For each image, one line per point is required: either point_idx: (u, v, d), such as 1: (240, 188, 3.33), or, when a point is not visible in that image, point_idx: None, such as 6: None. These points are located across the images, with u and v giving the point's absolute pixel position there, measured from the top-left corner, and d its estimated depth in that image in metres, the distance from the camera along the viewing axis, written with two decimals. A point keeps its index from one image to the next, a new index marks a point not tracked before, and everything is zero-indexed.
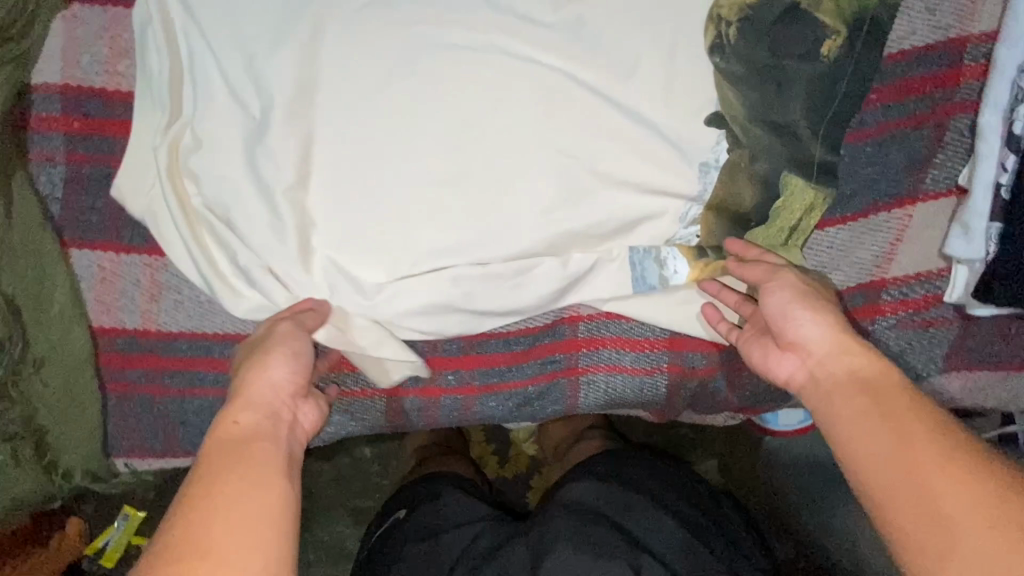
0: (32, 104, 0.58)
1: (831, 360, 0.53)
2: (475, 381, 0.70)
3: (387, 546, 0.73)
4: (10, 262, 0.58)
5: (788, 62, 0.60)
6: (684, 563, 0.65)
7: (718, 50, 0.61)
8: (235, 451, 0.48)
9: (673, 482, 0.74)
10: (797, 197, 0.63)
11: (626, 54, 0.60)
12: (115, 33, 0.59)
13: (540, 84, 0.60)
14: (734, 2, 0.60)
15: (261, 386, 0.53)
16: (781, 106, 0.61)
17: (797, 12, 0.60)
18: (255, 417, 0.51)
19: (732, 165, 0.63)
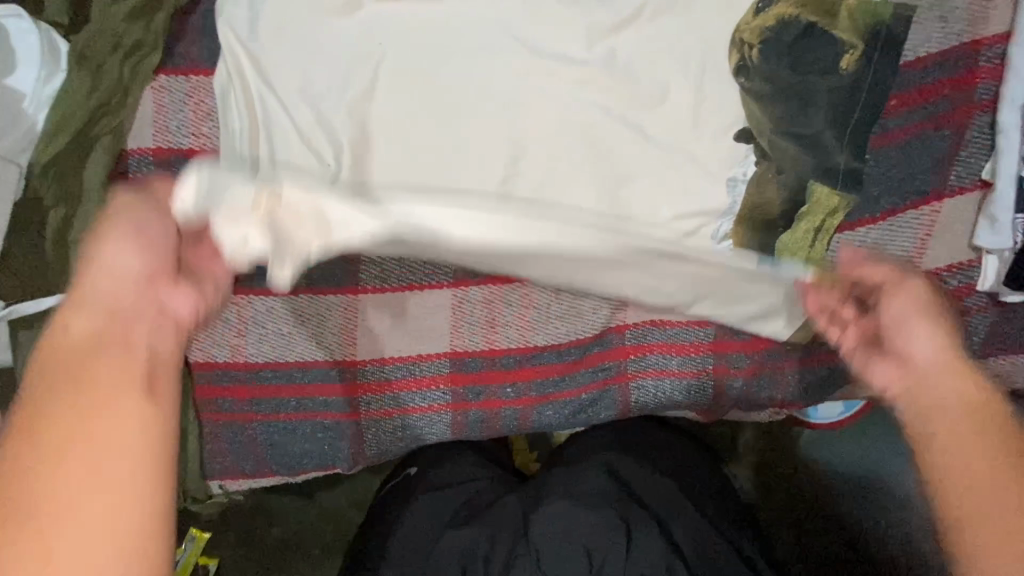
0: (128, 166, 0.64)
1: (941, 375, 0.46)
2: (532, 392, 0.75)
3: (400, 495, 0.85)
4: None
5: (810, 78, 0.64)
6: (670, 514, 0.77)
7: (743, 71, 0.65)
8: (72, 374, 0.37)
9: (667, 451, 0.85)
10: (820, 197, 0.66)
11: (659, 82, 0.66)
12: (197, 99, 0.66)
13: (577, 114, 0.67)
14: (755, 25, 0.65)
15: (102, 276, 0.42)
16: (806, 118, 0.65)
17: (815, 30, 0.64)
18: (97, 319, 0.40)
19: (763, 177, 0.66)
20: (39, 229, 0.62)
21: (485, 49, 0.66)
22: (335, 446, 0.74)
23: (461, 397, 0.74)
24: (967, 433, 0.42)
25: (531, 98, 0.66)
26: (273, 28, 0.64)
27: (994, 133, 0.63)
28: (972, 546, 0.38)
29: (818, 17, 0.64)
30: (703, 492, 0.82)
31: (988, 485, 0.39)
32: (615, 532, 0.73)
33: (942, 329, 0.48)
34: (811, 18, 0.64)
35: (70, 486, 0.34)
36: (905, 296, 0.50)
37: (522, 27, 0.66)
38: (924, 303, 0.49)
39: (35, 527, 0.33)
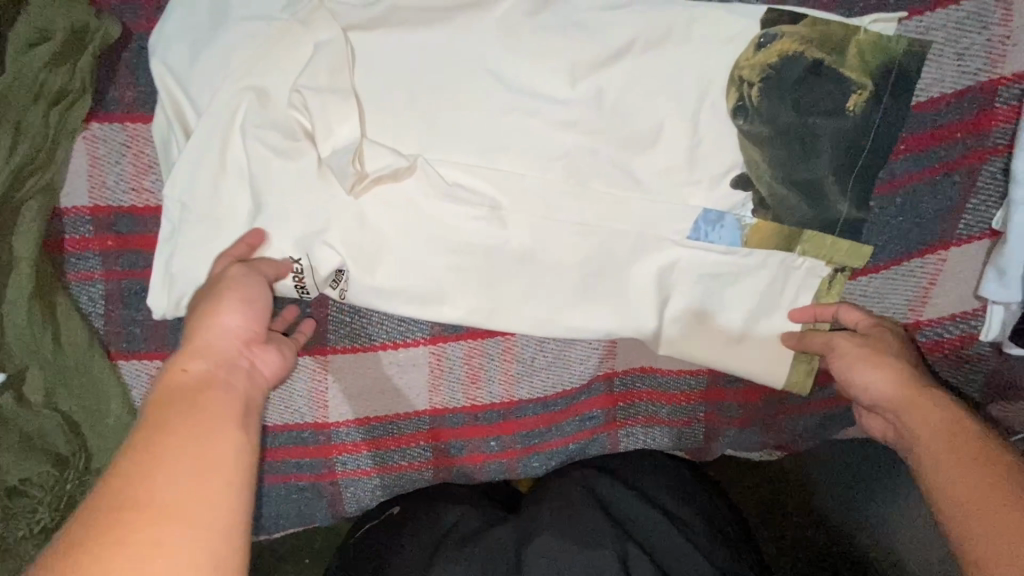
0: (63, 228, 0.59)
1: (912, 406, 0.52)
2: (517, 445, 0.72)
3: (375, 532, 0.71)
4: (65, 381, 0.60)
5: (813, 120, 0.59)
6: (675, 562, 0.64)
7: (741, 111, 0.60)
8: (190, 404, 0.42)
9: (663, 471, 0.74)
10: (820, 237, 0.61)
11: (649, 122, 0.60)
12: (136, 149, 0.59)
13: (559, 158, 0.61)
14: (757, 62, 0.59)
15: (210, 334, 0.48)
16: (808, 164, 0.60)
17: (821, 68, 0.59)
18: (208, 364, 0.46)
19: (759, 230, 0.61)
20: None
21: (458, 88, 0.59)
22: (312, 506, 0.71)
23: (442, 453, 0.71)
24: (947, 446, 0.48)
25: (508, 143, 0.60)
26: (214, 67, 0.57)
27: (1007, 180, 0.59)
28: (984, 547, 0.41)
29: (826, 54, 0.58)
30: (712, 529, 0.69)
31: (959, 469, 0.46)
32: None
33: (887, 365, 0.55)
34: (818, 54, 0.58)
35: (188, 497, 0.37)
36: (866, 338, 0.58)
37: (499, 63, 0.59)
38: (868, 345, 0.57)
39: (146, 527, 0.36)
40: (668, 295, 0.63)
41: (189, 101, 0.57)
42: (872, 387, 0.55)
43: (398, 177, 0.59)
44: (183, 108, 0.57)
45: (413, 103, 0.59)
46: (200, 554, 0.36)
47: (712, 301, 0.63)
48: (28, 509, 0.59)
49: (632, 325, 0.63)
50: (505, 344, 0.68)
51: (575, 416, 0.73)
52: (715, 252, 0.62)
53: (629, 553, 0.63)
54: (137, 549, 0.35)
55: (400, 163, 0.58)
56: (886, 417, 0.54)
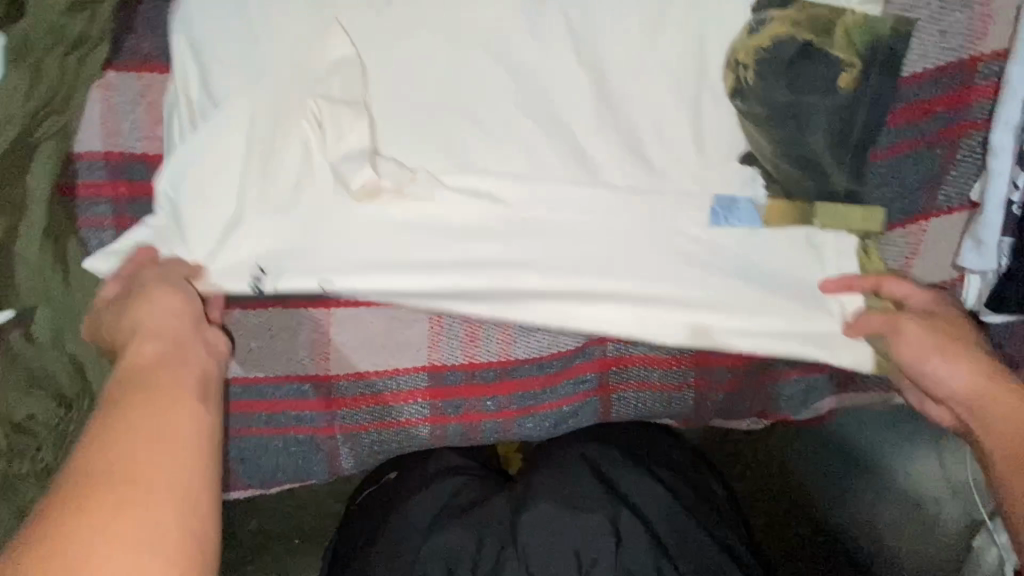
0: (77, 172, 0.60)
1: (989, 402, 0.54)
2: (513, 405, 0.74)
3: (380, 495, 0.74)
4: (72, 325, 0.61)
5: (807, 98, 0.63)
6: (665, 526, 0.68)
7: (740, 93, 0.63)
8: (145, 381, 0.45)
9: (653, 446, 0.76)
10: (833, 211, 0.64)
11: (646, 89, 0.63)
12: (151, 99, 0.61)
13: (562, 130, 0.63)
14: (751, 44, 0.63)
15: (158, 325, 0.51)
16: (801, 139, 0.64)
17: (812, 50, 0.62)
18: (161, 345, 0.49)
19: (773, 208, 0.64)
20: None
21: (463, 61, 0.62)
22: (310, 459, 0.72)
23: (440, 411, 0.73)
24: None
25: (511, 115, 0.62)
26: (233, 21, 0.59)
27: (985, 154, 0.61)
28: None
29: (815, 36, 0.62)
30: (697, 495, 0.73)
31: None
32: (604, 538, 0.64)
33: (962, 355, 0.57)
34: (808, 36, 0.62)
35: (154, 460, 0.40)
36: (931, 322, 0.59)
37: (507, 40, 0.62)
38: (935, 333, 0.58)
39: (125, 484, 0.38)
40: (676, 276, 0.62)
41: (205, 59, 0.59)
42: (945, 382, 0.57)
43: (401, 186, 0.61)
44: (200, 64, 0.59)
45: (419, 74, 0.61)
46: (167, 498, 0.39)
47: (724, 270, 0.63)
48: (32, 447, 0.60)
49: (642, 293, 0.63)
50: (498, 326, 0.70)
51: (570, 378, 0.74)
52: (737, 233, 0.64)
53: (621, 515, 0.66)
54: (117, 501, 0.37)
55: (402, 170, 0.60)
56: (958, 409, 0.56)
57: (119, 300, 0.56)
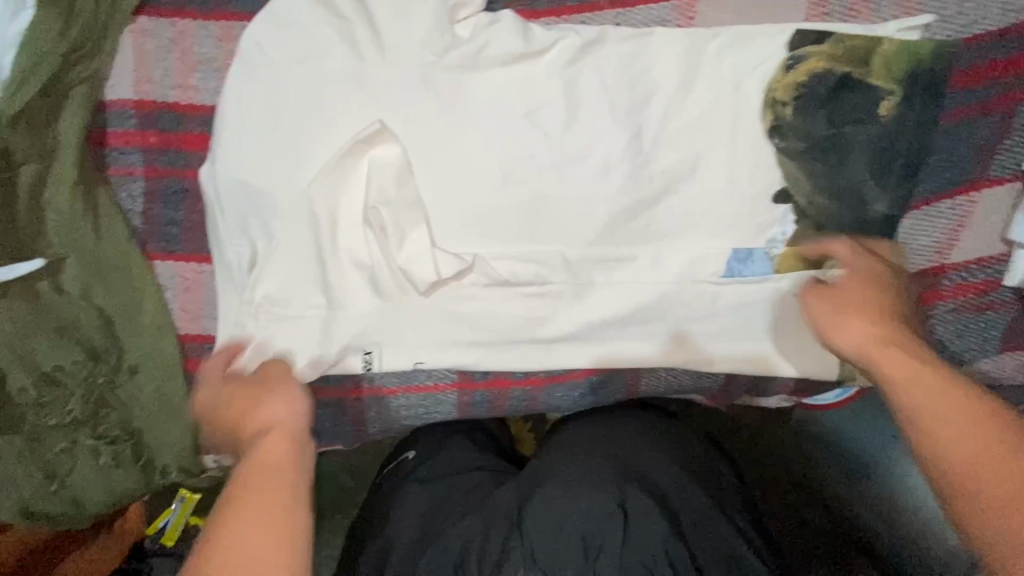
0: (108, 120, 0.59)
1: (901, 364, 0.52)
2: (541, 373, 0.71)
3: (393, 484, 0.73)
4: (101, 277, 0.60)
5: (847, 128, 0.61)
6: (687, 516, 0.61)
7: (776, 131, 0.62)
8: (260, 497, 0.46)
9: (670, 435, 0.72)
10: (847, 252, 0.65)
11: (695, 48, 0.60)
12: (183, 47, 0.58)
13: (608, 96, 0.61)
14: (788, 83, 0.60)
15: (274, 427, 0.52)
16: (845, 172, 0.63)
17: (850, 81, 0.60)
18: (285, 449, 0.50)
19: (788, 257, 0.65)
20: (9, 188, 0.56)
21: (512, 24, 0.59)
22: (335, 424, 0.71)
23: (468, 376, 0.71)
24: (940, 409, 0.47)
25: (553, 74, 0.60)
26: None
27: None
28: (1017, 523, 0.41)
29: (853, 68, 0.60)
30: (715, 487, 0.67)
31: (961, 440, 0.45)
32: (613, 520, 0.57)
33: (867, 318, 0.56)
34: (845, 69, 0.60)
35: None
36: (834, 291, 0.59)
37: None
38: (836, 298, 0.58)
39: None
40: (701, 249, 0.66)
41: (233, 93, 0.58)
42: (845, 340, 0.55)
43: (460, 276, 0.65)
44: (227, 90, 0.58)
45: (465, 32, 0.59)
46: None
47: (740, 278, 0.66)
48: (60, 398, 0.60)
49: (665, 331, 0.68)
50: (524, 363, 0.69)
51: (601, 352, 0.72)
52: (750, 285, 0.66)
53: (629, 495, 0.60)
54: None
55: (462, 264, 0.63)
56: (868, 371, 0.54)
57: (234, 381, 0.59)
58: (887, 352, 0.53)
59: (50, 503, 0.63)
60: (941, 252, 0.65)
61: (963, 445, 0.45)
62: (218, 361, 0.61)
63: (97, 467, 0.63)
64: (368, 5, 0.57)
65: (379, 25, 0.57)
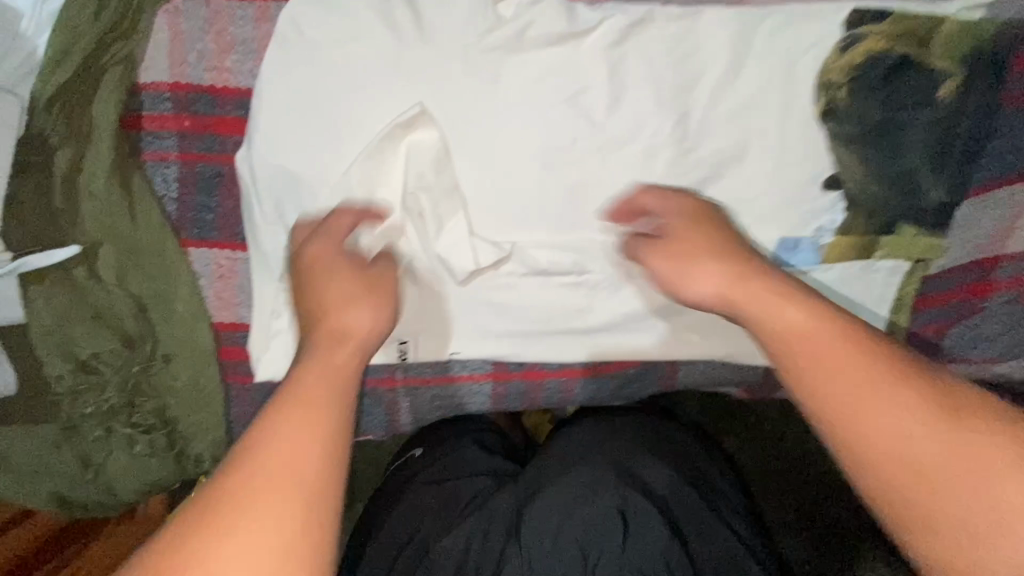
0: (141, 104, 0.58)
1: (823, 333, 0.40)
2: (577, 364, 0.70)
3: (394, 483, 0.69)
4: (136, 264, 0.59)
5: (904, 112, 0.59)
6: (688, 520, 0.60)
7: (831, 115, 0.59)
8: (325, 373, 0.41)
9: (670, 429, 0.68)
10: (895, 242, 0.63)
11: (748, 28, 0.57)
12: (218, 27, 0.56)
13: (654, 78, 0.58)
14: (844, 64, 0.58)
15: (351, 339, 0.45)
16: (901, 158, 0.60)
17: (909, 63, 0.58)
18: (366, 317, 0.47)
19: (836, 247, 0.63)
20: (44, 171, 0.55)
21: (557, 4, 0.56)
22: (367, 413, 0.71)
23: (503, 366, 0.70)
24: (850, 387, 0.38)
25: (597, 55, 0.58)
26: None
27: None
28: (958, 512, 0.35)
29: (912, 49, 0.57)
30: (715, 485, 0.64)
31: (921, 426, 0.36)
32: (611, 526, 0.56)
33: (710, 260, 0.48)
34: (904, 50, 0.57)
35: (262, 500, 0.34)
36: (667, 242, 0.52)
37: None
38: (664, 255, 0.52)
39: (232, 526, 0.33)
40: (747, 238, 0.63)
41: (269, 75, 0.56)
42: (699, 291, 0.48)
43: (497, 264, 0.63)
44: (263, 71, 0.56)
45: (508, 12, 0.56)
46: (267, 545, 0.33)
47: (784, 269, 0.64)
48: (95, 386, 0.60)
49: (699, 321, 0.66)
50: (560, 353, 0.68)
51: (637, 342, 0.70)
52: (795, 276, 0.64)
53: (625, 498, 0.58)
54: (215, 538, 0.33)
55: (500, 253, 0.62)
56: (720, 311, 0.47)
57: (345, 263, 0.51)
58: (749, 288, 0.45)
59: (84, 490, 0.63)
60: (993, 244, 0.62)
61: (904, 421, 0.37)
62: (342, 224, 0.55)
63: (131, 455, 0.63)
64: None
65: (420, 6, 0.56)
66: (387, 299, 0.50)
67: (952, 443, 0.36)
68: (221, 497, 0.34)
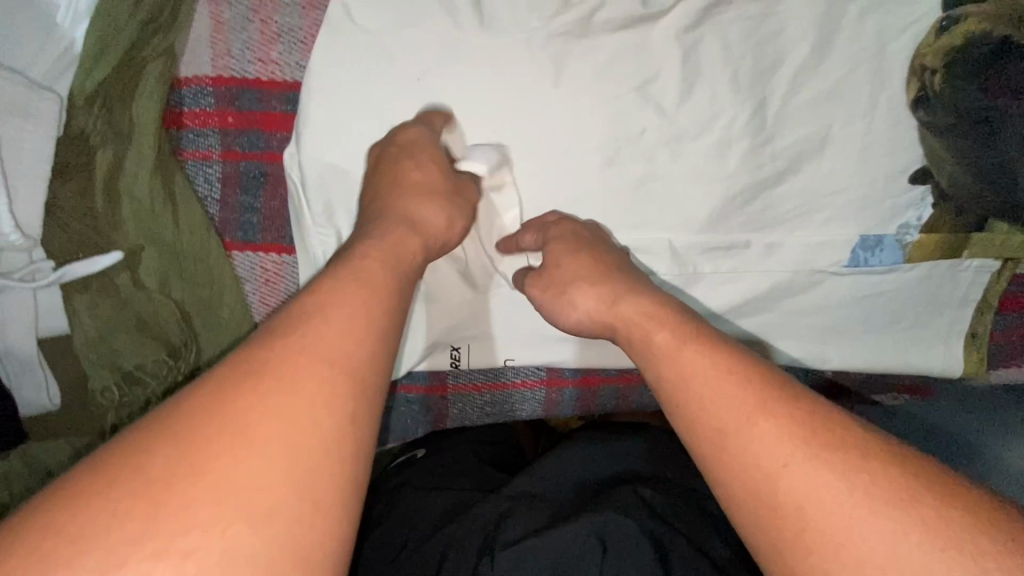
0: (182, 99, 0.54)
1: (677, 354, 0.38)
2: (634, 371, 0.66)
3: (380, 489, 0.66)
4: (182, 268, 0.56)
5: (1004, 102, 0.52)
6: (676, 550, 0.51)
7: (923, 102, 0.55)
8: (384, 263, 0.39)
9: (655, 460, 0.62)
10: (986, 240, 0.59)
11: (832, 10, 0.53)
12: (265, 16, 0.53)
13: (730, 65, 0.54)
14: (940, 47, 0.53)
15: (415, 227, 0.45)
16: (996, 154, 0.54)
17: (1012, 45, 0.51)
18: (436, 210, 0.48)
19: (921, 245, 0.59)
20: (86, 173, 0.52)
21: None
22: (417, 422, 0.67)
23: (557, 373, 0.66)
24: (729, 408, 0.34)
25: (665, 40, 0.53)
26: None
27: None
28: (872, 548, 0.28)
29: (1016, 30, 0.51)
30: (702, 516, 0.56)
31: (775, 439, 0.32)
32: (586, 556, 0.49)
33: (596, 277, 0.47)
34: (1007, 31, 0.51)
35: (302, 375, 0.30)
36: (546, 271, 0.50)
37: None
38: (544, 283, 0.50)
39: (263, 396, 0.29)
40: (821, 236, 0.59)
41: (319, 67, 0.52)
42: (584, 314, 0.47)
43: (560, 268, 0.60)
44: (312, 64, 0.52)
45: None
46: (298, 426, 0.29)
47: (861, 269, 0.60)
48: (138, 400, 0.55)
49: (765, 325, 0.62)
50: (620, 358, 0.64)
51: None
52: (875, 276, 0.61)
53: (607, 524, 0.51)
54: (246, 409, 0.28)
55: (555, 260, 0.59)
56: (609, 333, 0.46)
57: (439, 161, 0.50)
58: (620, 312, 0.44)
59: None
60: None
61: (785, 446, 0.31)
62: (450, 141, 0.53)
63: None
64: None
65: None
66: (466, 211, 0.50)
67: (860, 481, 0.30)
68: (274, 347, 0.31)
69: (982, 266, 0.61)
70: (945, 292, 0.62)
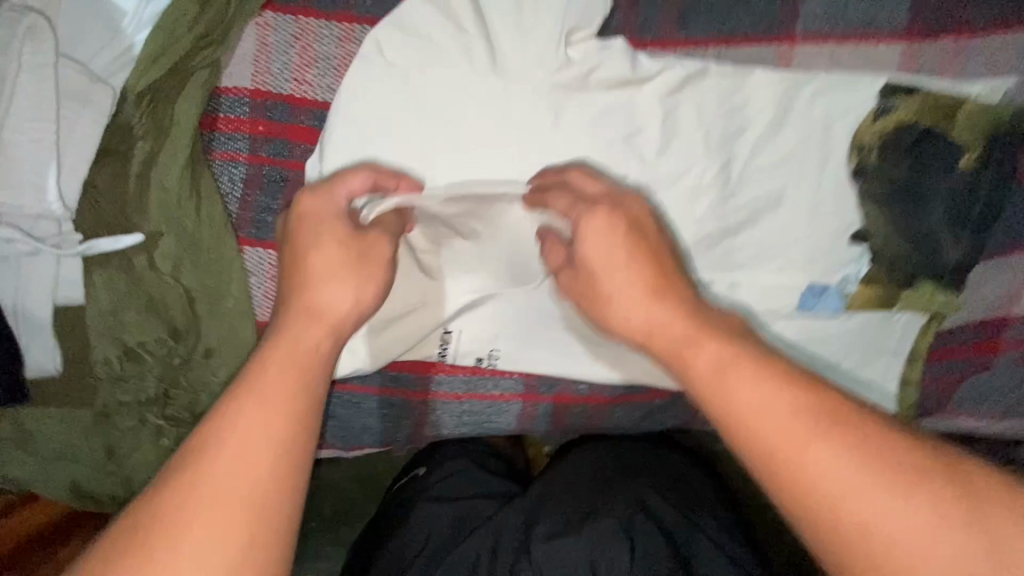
0: (219, 105, 0.60)
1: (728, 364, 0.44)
2: (607, 392, 0.71)
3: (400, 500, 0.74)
4: (195, 257, 0.59)
5: (929, 179, 0.64)
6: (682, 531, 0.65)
7: (861, 172, 0.64)
8: (288, 365, 0.44)
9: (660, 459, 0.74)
10: (915, 297, 0.68)
11: (791, 91, 0.62)
12: (303, 43, 0.60)
13: (703, 127, 0.63)
14: (875, 130, 0.63)
15: (319, 317, 0.47)
16: (926, 220, 0.65)
17: (933, 134, 0.63)
18: (338, 287, 0.48)
19: (859, 295, 0.68)
20: (123, 161, 0.57)
21: (618, 63, 0.60)
22: (397, 424, 0.71)
23: (533, 389, 0.71)
24: (773, 419, 0.41)
25: (651, 101, 0.62)
26: None
27: None
28: (899, 539, 0.38)
29: (937, 121, 0.63)
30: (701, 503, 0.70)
31: (830, 457, 0.39)
32: (617, 544, 0.63)
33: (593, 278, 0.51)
34: (931, 122, 0.63)
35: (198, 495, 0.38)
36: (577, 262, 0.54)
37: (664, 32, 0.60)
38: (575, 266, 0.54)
39: (167, 521, 0.38)
40: (773, 281, 0.67)
41: (348, 90, 0.60)
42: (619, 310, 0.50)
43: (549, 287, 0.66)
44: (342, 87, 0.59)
45: (576, 54, 0.60)
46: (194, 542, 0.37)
47: (811, 312, 0.68)
48: (137, 373, 0.60)
49: None
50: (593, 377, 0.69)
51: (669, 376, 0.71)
52: (821, 319, 0.68)
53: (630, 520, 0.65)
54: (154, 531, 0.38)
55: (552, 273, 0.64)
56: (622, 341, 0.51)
57: (342, 225, 0.50)
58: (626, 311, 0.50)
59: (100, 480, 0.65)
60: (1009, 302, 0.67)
61: (836, 460, 0.39)
62: (356, 184, 0.54)
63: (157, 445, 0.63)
64: (488, 21, 0.59)
65: (496, 41, 0.60)
66: (377, 273, 0.51)
67: (888, 479, 0.38)
68: (186, 471, 0.39)
69: (912, 319, 0.69)
70: (881, 340, 0.70)
